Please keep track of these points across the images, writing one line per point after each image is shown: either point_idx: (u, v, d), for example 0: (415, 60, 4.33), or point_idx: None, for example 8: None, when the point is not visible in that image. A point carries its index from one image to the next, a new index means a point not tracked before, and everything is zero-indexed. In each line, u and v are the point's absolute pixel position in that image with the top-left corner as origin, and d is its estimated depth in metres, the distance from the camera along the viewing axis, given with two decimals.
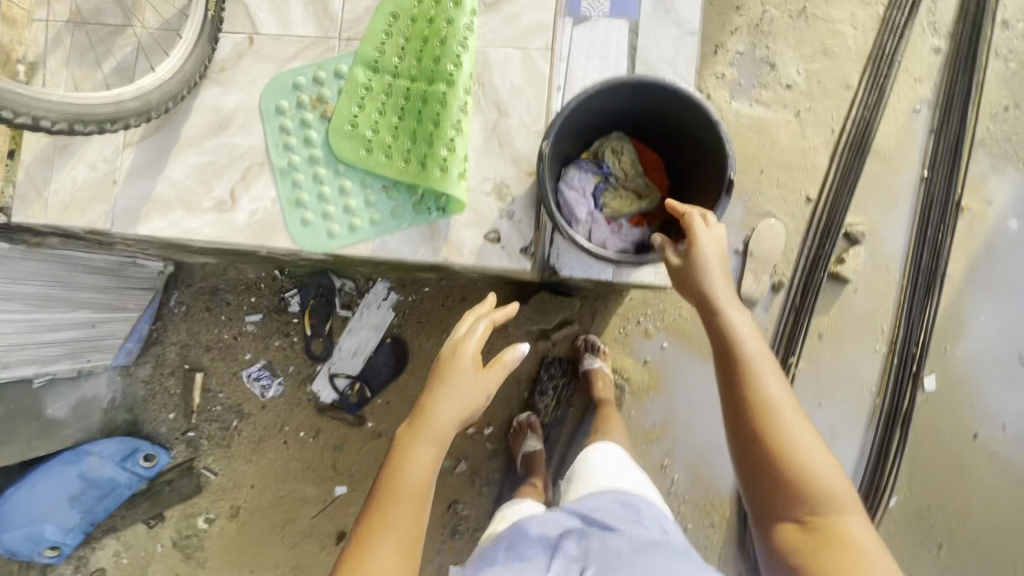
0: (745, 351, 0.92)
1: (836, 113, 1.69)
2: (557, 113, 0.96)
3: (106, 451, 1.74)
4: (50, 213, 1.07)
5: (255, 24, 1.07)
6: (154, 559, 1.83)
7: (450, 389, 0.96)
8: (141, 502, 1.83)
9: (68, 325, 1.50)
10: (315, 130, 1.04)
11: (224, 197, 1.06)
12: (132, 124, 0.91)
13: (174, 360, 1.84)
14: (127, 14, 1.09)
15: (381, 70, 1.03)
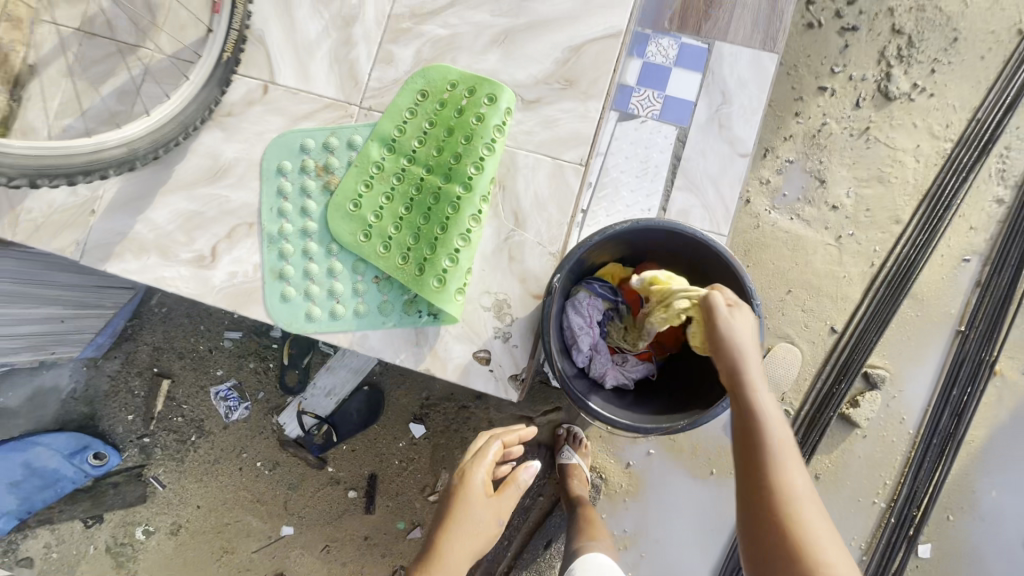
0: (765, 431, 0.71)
1: (880, 245, 1.58)
2: (577, 247, 0.85)
3: (55, 443, 1.68)
4: (18, 231, 0.99)
5: (274, 73, 0.99)
6: (84, 559, 1.76)
7: (462, 521, 0.87)
8: (82, 500, 1.76)
9: (32, 320, 1.42)
10: (314, 200, 0.96)
11: (205, 251, 0.97)
12: (110, 174, 0.82)
13: (145, 361, 1.77)
14: (142, 34, 1.01)
15: (397, 150, 0.94)
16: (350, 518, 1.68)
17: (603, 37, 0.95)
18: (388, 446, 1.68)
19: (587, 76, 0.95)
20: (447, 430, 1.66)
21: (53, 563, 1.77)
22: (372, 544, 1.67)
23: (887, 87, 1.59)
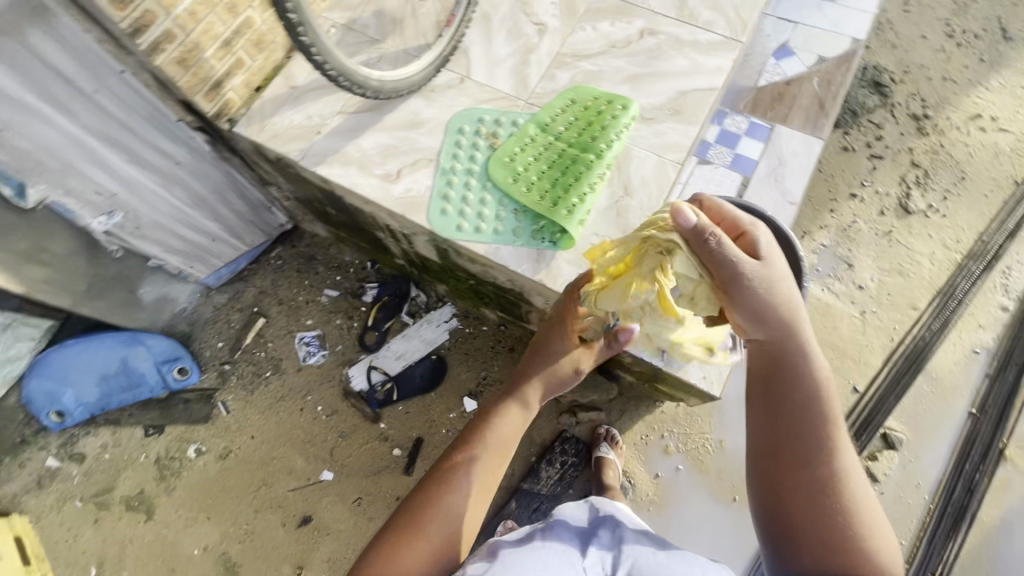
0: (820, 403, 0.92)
1: (898, 325, 1.83)
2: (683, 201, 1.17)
3: (156, 348, 1.89)
4: (262, 135, 1.38)
5: (469, 72, 1.42)
6: (132, 465, 1.88)
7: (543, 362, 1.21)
8: (153, 410, 1.93)
9: (200, 229, 1.74)
10: (480, 153, 1.32)
11: (392, 172, 1.32)
12: (365, 95, 1.23)
13: (249, 300, 2.05)
14: (384, 34, 1.48)
15: (548, 130, 1.32)
16: (389, 475, 1.80)
17: (703, 90, 1.36)
18: (440, 415, 1.84)
19: (688, 110, 1.34)
20: None
21: (103, 464, 1.88)
22: None
23: (907, 203, 1.97)
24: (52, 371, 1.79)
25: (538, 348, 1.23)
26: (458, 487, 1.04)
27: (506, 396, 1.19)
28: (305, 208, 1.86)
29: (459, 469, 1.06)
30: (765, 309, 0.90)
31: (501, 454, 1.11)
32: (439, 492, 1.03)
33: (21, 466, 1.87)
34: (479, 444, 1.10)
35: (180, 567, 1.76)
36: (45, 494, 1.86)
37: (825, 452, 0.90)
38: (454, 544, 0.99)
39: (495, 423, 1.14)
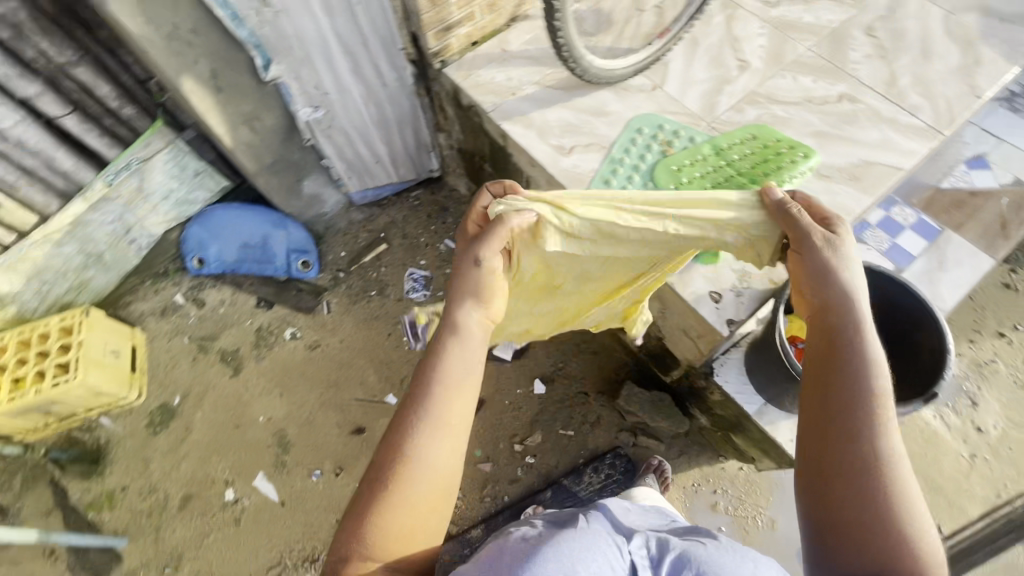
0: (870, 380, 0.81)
1: (1010, 483, 1.67)
2: None
3: (294, 236, 2.10)
4: (465, 82, 1.55)
5: (663, 83, 1.51)
6: (235, 326, 2.08)
7: (462, 288, 0.94)
8: (271, 287, 2.14)
9: (371, 149, 1.95)
10: (651, 156, 1.40)
11: (565, 146, 1.43)
12: (573, 69, 1.36)
13: (379, 225, 2.23)
14: (596, 31, 1.61)
15: (722, 154, 1.38)
16: None
17: (889, 167, 1.36)
18: (506, 386, 1.86)
19: (867, 180, 1.35)
20: (565, 400, 1.83)
21: (213, 317, 2.09)
22: None
23: None
24: (212, 223, 2.05)
25: (469, 285, 0.94)
26: (388, 501, 0.80)
27: (434, 352, 0.91)
28: (462, 162, 2.02)
29: (389, 477, 0.81)
30: (825, 276, 0.86)
31: (433, 433, 0.84)
32: (366, 514, 0.80)
33: (156, 290, 2.12)
34: (403, 434, 0.84)
35: (245, 426, 1.92)
36: (165, 321, 2.09)
37: (880, 438, 0.79)
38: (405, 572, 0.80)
39: (421, 398, 0.86)
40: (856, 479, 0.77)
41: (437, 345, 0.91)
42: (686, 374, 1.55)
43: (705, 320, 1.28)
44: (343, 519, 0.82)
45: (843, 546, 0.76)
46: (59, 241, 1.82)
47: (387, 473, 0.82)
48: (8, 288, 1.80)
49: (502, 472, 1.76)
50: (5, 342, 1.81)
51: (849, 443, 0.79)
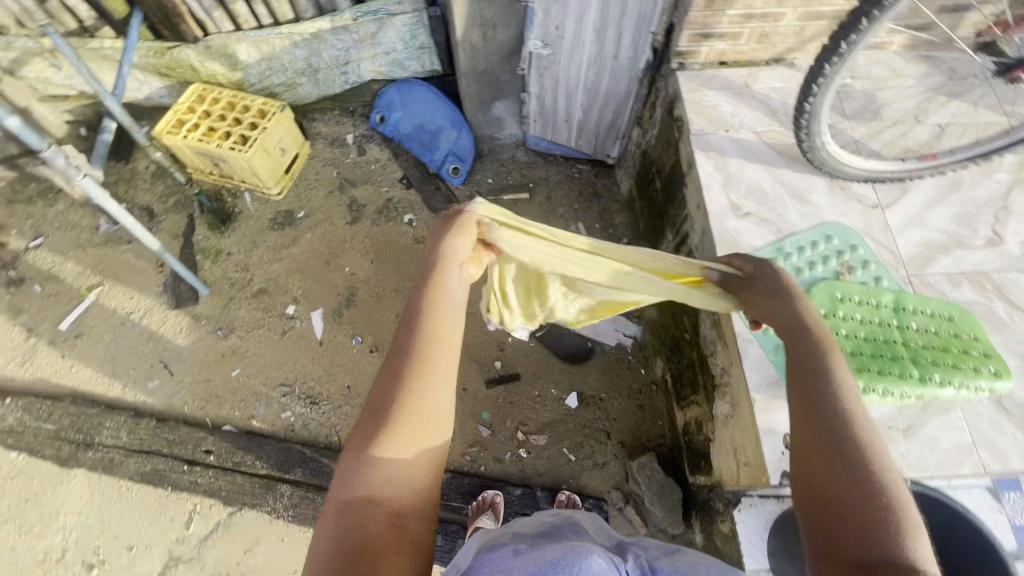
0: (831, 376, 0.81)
1: None
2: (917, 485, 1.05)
3: (461, 141, 2.20)
4: (688, 94, 1.47)
5: (885, 207, 1.33)
6: (374, 185, 2.27)
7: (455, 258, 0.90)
8: (419, 173, 2.28)
9: (570, 108, 1.94)
10: (823, 268, 1.24)
11: (741, 208, 1.32)
12: (800, 141, 1.23)
13: (534, 175, 2.25)
14: (852, 117, 1.44)
15: (898, 314, 1.18)
16: (476, 369, 1.88)
17: None
18: (545, 379, 1.85)
19: None
20: (588, 428, 1.78)
21: (363, 167, 2.30)
22: (465, 400, 1.83)
23: None
24: (406, 94, 2.24)
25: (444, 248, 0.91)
26: (393, 424, 0.75)
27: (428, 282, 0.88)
28: (640, 165, 1.96)
29: (398, 403, 0.77)
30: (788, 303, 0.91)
31: (438, 345, 0.82)
32: (371, 446, 0.74)
33: (339, 122, 2.37)
34: (406, 357, 0.80)
35: (332, 268, 2.12)
36: (329, 149, 2.34)
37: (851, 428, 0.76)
38: (417, 491, 0.75)
39: (421, 321, 0.84)
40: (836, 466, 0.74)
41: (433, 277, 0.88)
42: (710, 487, 1.43)
43: (762, 457, 1.15)
44: (346, 462, 0.74)
45: (834, 525, 0.71)
46: (296, 43, 2.07)
47: (393, 401, 0.77)
48: (245, 58, 2.11)
49: (493, 445, 1.78)
50: (220, 97, 2.14)
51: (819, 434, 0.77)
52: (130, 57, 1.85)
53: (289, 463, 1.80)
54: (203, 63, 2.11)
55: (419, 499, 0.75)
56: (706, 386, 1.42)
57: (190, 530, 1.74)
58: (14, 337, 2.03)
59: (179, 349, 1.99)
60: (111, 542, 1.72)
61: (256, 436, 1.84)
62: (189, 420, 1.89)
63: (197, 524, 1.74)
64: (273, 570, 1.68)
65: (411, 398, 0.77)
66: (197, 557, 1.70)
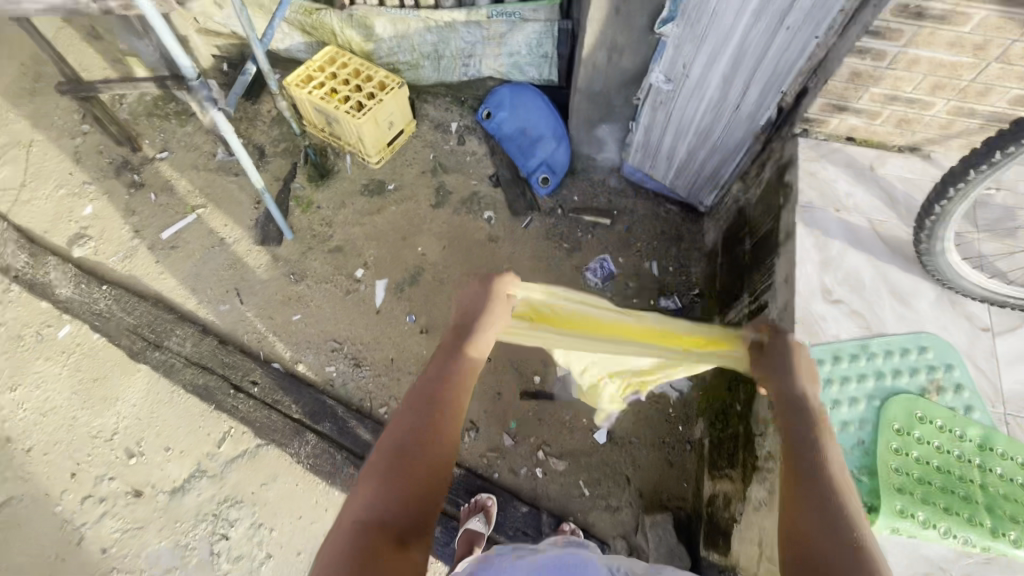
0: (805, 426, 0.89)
1: None
2: None
3: (557, 155, 2.23)
4: (805, 161, 1.41)
5: (995, 334, 1.21)
6: (464, 176, 2.33)
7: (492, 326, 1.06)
8: (509, 175, 2.32)
9: (675, 146, 1.91)
10: (906, 381, 1.17)
11: (833, 293, 1.25)
12: (919, 239, 1.15)
13: (620, 203, 2.23)
14: (982, 228, 1.32)
15: (980, 453, 1.10)
16: (515, 377, 1.88)
17: None
18: (579, 406, 1.83)
19: None
20: (611, 468, 1.74)
21: (459, 157, 2.37)
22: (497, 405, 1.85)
23: None
24: (518, 98, 2.28)
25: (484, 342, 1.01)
26: (416, 443, 0.84)
27: (456, 327, 1.02)
28: (732, 220, 1.90)
29: (408, 442, 0.83)
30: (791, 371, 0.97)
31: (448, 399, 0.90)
32: (393, 462, 0.82)
33: (448, 109, 2.46)
34: (434, 389, 0.91)
35: (406, 244, 2.20)
36: (432, 133, 2.43)
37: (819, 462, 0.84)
38: (416, 519, 0.78)
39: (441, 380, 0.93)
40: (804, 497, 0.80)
41: (460, 325, 1.02)
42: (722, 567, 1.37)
43: None
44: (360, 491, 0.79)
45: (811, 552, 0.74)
46: (431, 28, 2.17)
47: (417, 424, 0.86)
48: (379, 32, 2.23)
49: (513, 456, 1.78)
50: (349, 63, 2.28)
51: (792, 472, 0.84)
52: (283, 12, 2.00)
53: (321, 415, 1.89)
54: (343, 29, 2.26)
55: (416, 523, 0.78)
56: (746, 464, 1.35)
57: (220, 449, 1.85)
58: (124, 234, 2.27)
59: (253, 282, 2.14)
60: (153, 438, 1.87)
61: (299, 381, 1.94)
62: (244, 348, 2.02)
63: (227, 446, 1.86)
64: (282, 510, 1.77)
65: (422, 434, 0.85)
66: (220, 476, 1.82)
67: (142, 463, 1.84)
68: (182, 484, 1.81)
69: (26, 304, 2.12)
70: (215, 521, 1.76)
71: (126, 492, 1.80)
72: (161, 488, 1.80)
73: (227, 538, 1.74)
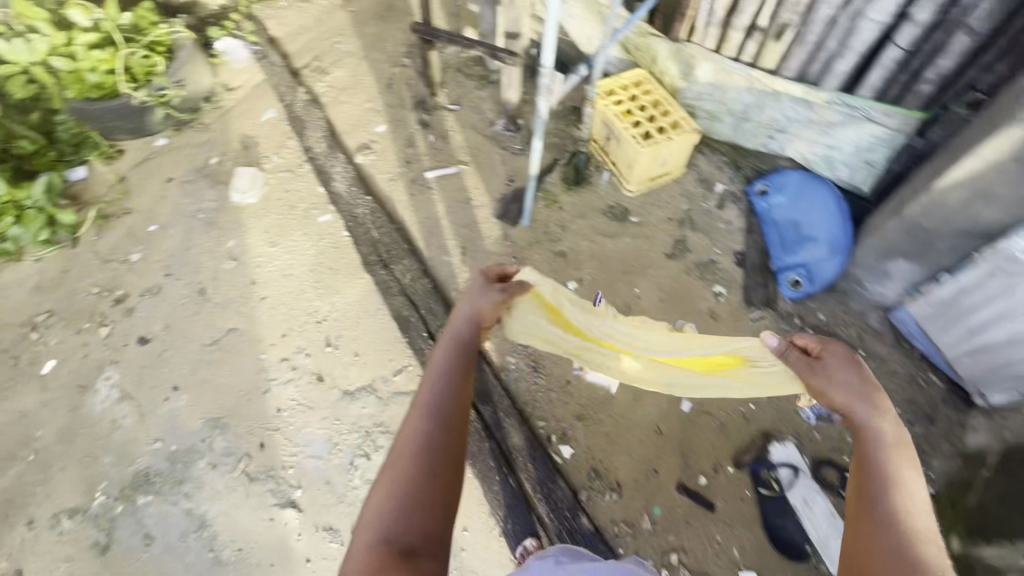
0: (869, 446, 1.00)
1: None
2: None
3: (823, 265, 2.01)
4: None
5: None
6: (710, 241, 2.21)
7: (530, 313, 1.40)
8: (757, 261, 2.15)
9: (995, 322, 1.63)
10: None
11: None
12: None
13: (871, 346, 1.94)
14: None
15: None
16: (681, 466, 1.79)
17: None
18: (734, 536, 1.68)
19: None
20: None
21: (713, 220, 2.26)
22: (651, 482, 1.77)
23: None
24: (806, 190, 2.11)
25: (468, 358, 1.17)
26: (430, 451, 1.00)
27: (447, 340, 1.20)
28: None
29: (412, 461, 0.98)
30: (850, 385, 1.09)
31: (441, 416, 1.06)
32: (414, 465, 0.98)
33: (720, 167, 2.35)
34: (433, 408, 1.06)
35: (624, 279, 2.15)
36: (694, 185, 2.34)
37: (891, 488, 0.93)
38: (433, 519, 0.94)
39: (435, 397, 1.08)
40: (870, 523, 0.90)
41: (450, 331, 1.23)
42: None
43: None
44: (375, 511, 0.93)
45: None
46: (753, 89, 2.11)
47: (430, 424, 1.04)
48: (698, 74, 2.20)
49: (647, 543, 1.67)
50: (652, 91, 2.27)
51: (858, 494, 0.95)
52: (636, 20, 2.02)
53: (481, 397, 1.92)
54: (665, 61, 2.27)
55: (433, 522, 0.94)
56: None
57: (394, 378, 2.02)
58: (398, 160, 2.56)
59: (478, 249, 2.27)
60: (348, 340, 2.09)
61: None
62: (447, 302, 2.16)
63: (400, 378, 2.01)
64: None
65: (422, 446, 1.01)
66: (384, 401, 1.97)
67: (333, 355, 2.07)
68: (354, 391, 1.99)
69: (310, 184, 2.51)
70: (364, 438, 1.91)
71: (312, 371, 2.04)
72: (338, 384, 2.01)
73: (367, 458, 1.88)
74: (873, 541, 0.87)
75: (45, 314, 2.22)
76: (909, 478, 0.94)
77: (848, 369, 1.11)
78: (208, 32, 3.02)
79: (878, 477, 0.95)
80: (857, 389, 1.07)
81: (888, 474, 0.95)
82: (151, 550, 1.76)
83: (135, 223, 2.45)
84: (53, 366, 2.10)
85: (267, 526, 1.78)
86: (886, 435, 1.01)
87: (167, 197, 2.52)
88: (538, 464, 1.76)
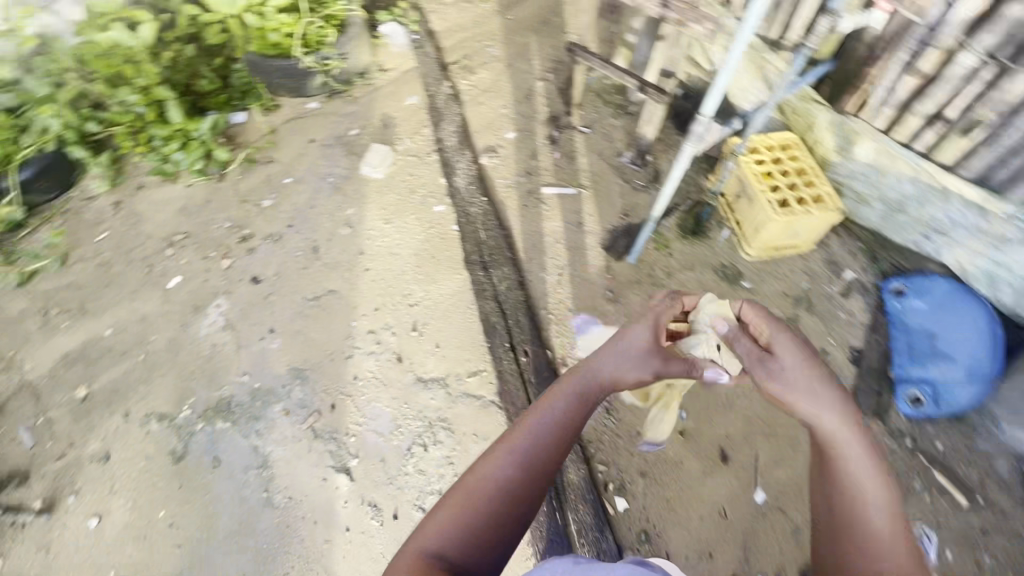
0: (835, 457, 0.99)
1: None
2: None
3: (955, 390, 1.83)
4: None
5: None
6: (826, 328, 2.05)
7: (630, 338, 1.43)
8: (875, 363, 1.97)
9: None
10: None
11: None
12: None
13: (991, 493, 1.74)
14: None
15: None
16: (742, 557, 1.68)
17: None
18: None
19: None
20: None
21: (834, 307, 2.09)
22: (704, 564, 1.66)
23: None
24: (950, 303, 1.94)
25: (579, 415, 1.12)
26: (507, 496, 1.00)
27: (568, 386, 1.15)
28: None
29: (488, 492, 0.99)
30: (810, 392, 1.04)
31: (532, 466, 1.04)
32: (486, 498, 0.99)
33: (854, 254, 2.19)
34: (527, 455, 1.04)
35: None
36: (821, 265, 2.18)
37: (856, 490, 0.95)
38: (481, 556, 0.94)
39: (535, 443, 1.06)
40: (840, 532, 0.94)
41: (575, 378, 1.17)
42: None
43: None
44: (438, 518, 0.96)
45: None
46: (918, 182, 1.96)
47: (516, 470, 1.03)
48: (857, 152, 2.05)
49: None
50: (800, 159, 2.14)
51: (829, 507, 0.97)
52: (800, 83, 1.88)
53: None
54: (822, 130, 2.14)
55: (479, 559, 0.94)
56: None
57: (467, 378, 2.04)
58: (520, 169, 2.60)
59: (578, 274, 2.26)
60: (434, 330, 2.15)
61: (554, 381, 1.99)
62: (534, 319, 2.15)
63: (473, 381, 2.03)
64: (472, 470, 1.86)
65: (501, 483, 1.01)
66: (453, 398, 2.00)
67: (417, 340, 2.13)
68: (427, 379, 2.04)
69: (433, 173, 2.61)
70: (426, 428, 1.94)
71: (394, 351, 2.11)
72: (415, 370, 2.06)
73: (425, 448, 1.91)
74: (846, 550, 0.92)
75: (183, 234, 2.47)
76: (873, 479, 0.96)
77: (798, 366, 1.07)
78: (377, 15, 3.25)
79: (847, 483, 0.96)
80: (810, 391, 1.03)
81: (855, 482, 0.96)
82: (216, 473, 1.89)
83: (274, 173, 2.67)
84: (178, 282, 2.33)
85: (320, 484, 1.86)
86: (847, 438, 1.00)
87: (307, 156, 2.73)
88: (590, 510, 1.70)
